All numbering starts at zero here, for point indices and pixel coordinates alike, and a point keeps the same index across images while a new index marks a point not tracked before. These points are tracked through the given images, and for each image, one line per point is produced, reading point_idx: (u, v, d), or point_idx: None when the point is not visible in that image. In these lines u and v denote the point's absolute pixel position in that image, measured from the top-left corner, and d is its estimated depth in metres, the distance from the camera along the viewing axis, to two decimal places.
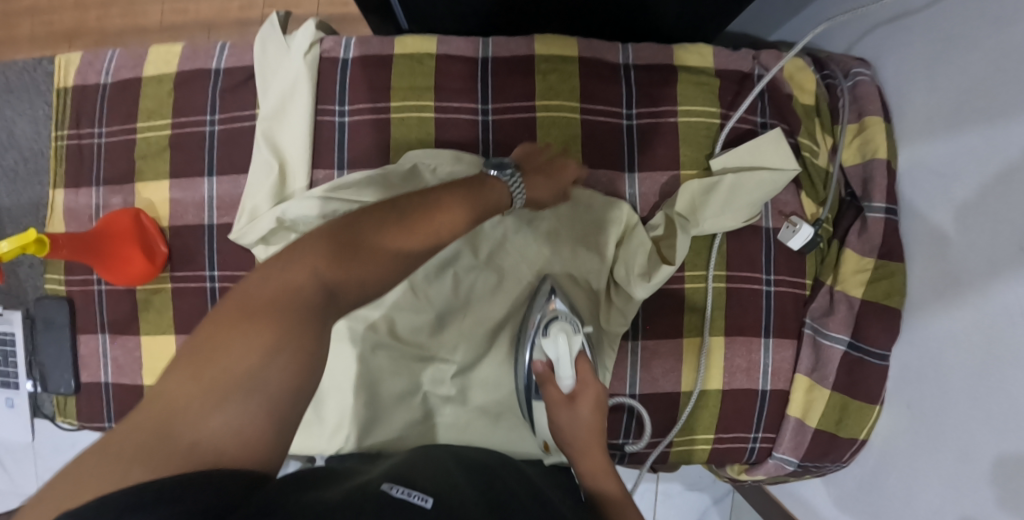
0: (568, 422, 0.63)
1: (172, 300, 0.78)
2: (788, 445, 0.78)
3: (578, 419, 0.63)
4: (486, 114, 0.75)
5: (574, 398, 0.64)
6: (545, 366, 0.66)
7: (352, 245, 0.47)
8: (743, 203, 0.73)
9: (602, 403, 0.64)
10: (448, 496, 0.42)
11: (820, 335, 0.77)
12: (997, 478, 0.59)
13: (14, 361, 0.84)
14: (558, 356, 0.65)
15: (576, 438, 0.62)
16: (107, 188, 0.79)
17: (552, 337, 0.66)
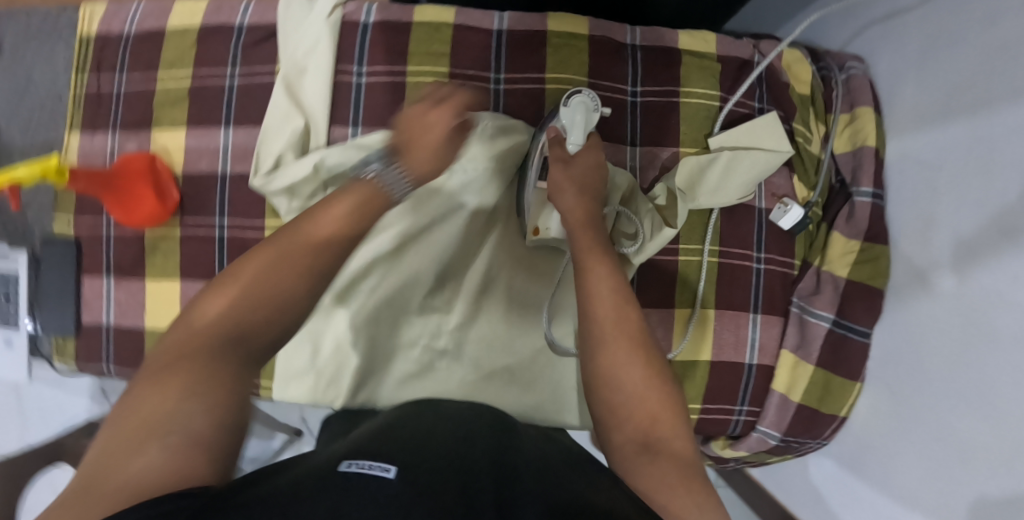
0: (560, 176, 0.66)
1: (179, 246, 0.80)
2: (771, 420, 0.81)
3: (572, 172, 0.67)
4: (498, 83, 0.78)
5: (574, 159, 0.68)
6: (555, 131, 0.71)
7: (251, 276, 0.48)
8: (739, 181, 0.76)
9: (601, 166, 0.68)
10: (415, 464, 0.40)
11: (806, 313, 0.80)
12: (976, 450, 0.62)
13: (15, 300, 0.84)
14: (573, 122, 0.70)
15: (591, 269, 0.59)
16: (124, 134, 0.81)
17: (572, 108, 0.71)
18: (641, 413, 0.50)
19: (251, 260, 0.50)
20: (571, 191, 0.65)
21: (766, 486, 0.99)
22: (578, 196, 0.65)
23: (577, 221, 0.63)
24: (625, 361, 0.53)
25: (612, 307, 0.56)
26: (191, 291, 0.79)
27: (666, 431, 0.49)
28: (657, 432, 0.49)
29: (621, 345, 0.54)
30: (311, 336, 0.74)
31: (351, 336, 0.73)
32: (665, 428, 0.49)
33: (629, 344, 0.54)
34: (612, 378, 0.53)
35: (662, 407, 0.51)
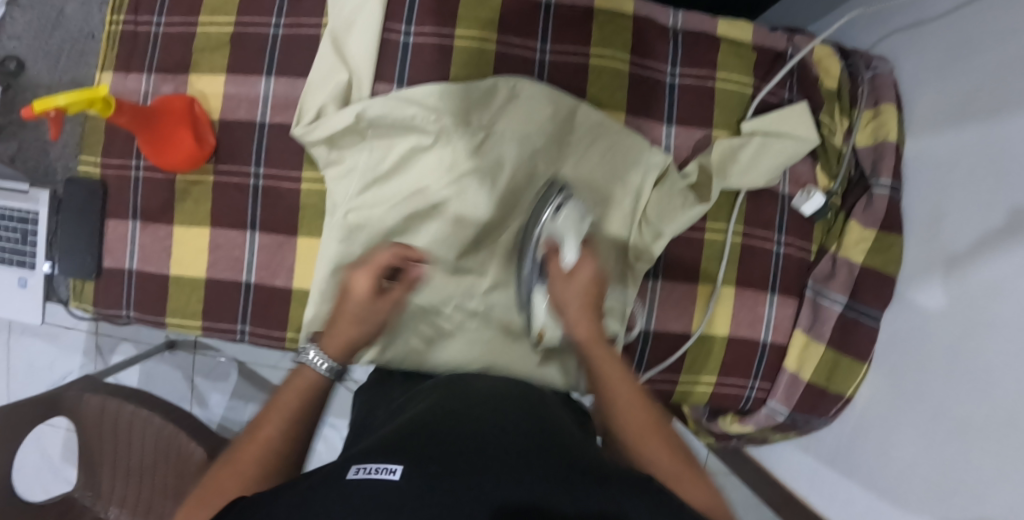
0: (562, 292, 0.62)
1: (211, 193, 0.79)
2: (781, 396, 0.85)
3: (574, 290, 0.62)
4: (544, 53, 0.80)
5: (572, 273, 0.63)
6: (551, 246, 0.66)
7: (217, 473, 0.52)
8: (767, 165, 0.80)
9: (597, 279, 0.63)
10: (431, 455, 0.42)
11: (820, 297, 0.84)
12: (972, 430, 0.67)
13: (33, 240, 0.82)
14: (564, 232, 0.66)
15: (597, 357, 0.59)
16: (160, 77, 0.80)
17: (561, 222, 0.67)
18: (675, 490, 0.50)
19: (233, 459, 0.53)
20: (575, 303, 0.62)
21: (769, 468, 1.03)
22: (583, 306, 0.61)
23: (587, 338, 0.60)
24: (631, 403, 0.55)
25: (619, 377, 0.58)
26: (221, 238, 0.79)
27: (704, 508, 0.49)
28: (692, 506, 0.49)
29: (639, 408, 0.55)
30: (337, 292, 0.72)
31: None
32: (698, 499, 0.50)
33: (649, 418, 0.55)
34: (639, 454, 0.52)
35: (696, 488, 0.50)
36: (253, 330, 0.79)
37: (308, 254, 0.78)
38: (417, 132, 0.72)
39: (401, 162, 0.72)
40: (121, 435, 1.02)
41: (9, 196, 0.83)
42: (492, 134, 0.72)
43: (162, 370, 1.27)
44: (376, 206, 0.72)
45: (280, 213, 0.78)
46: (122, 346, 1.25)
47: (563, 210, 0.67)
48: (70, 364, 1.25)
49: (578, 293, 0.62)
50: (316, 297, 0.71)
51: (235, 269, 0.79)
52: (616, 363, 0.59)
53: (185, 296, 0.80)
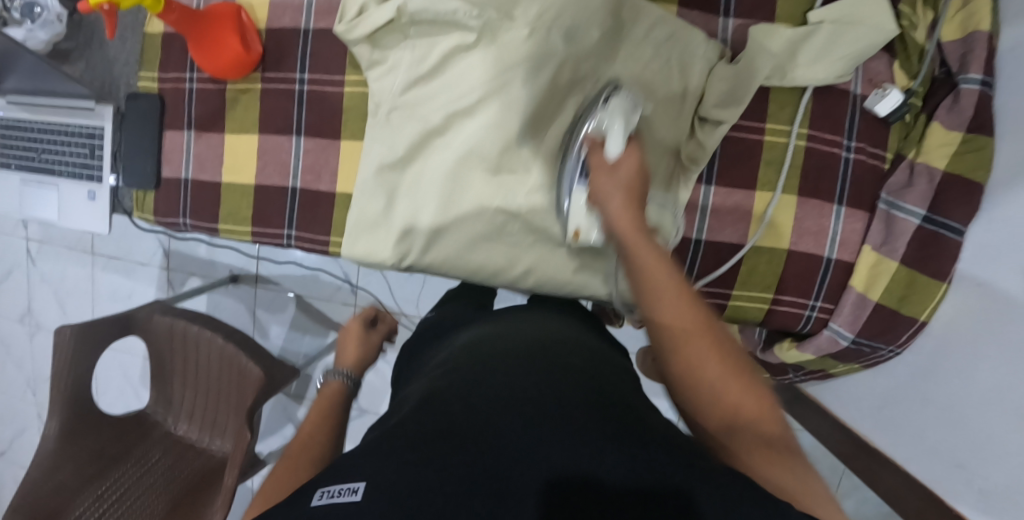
0: (606, 185, 0.63)
1: (259, 101, 0.81)
2: (845, 318, 0.78)
3: (619, 180, 0.63)
4: (727, 13, 0.75)
5: (616, 163, 0.64)
6: (593, 139, 0.66)
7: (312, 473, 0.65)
8: (836, 55, 0.71)
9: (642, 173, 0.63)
10: (413, 447, 0.44)
11: (894, 209, 0.75)
12: None
13: (100, 154, 0.86)
14: (612, 125, 0.66)
15: (614, 214, 0.62)
16: None
17: (610, 113, 0.67)
18: (721, 404, 0.50)
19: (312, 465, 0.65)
20: (620, 199, 0.62)
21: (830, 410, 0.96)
22: (625, 204, 0.62)
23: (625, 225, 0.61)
24: (703, 355, 0.51)
25: (662, 266, 0.57)
26: (268, 144, 0.81)
27: (752, 417, 0.49)
28: (740, 417, 0.49)
29: (712, 355, 0.51)
30: (386, 189, 0.77)
31: (435, 195, 0.75)
32: (750, 410, 0.49)
33: (713, 348, 0.52)
34: (695, 379, 0.51)
35: (742, 389, 0.50)
36: (299, 235, 0.81)
37: (354, 158, 0.79)
38: (458, 29, 0.71)
39: (442, 63, 0.73)
40: (188, 351, 1.08)
41: (79, 114, 0.87)
42: (540, 21, 0.69)
43: (227, 302, 1.34)
44: (422, 103, 0.74)
45: (323, 115, 0.79)
46: (190, 280, 1.33)
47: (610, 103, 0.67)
48: (147, 296, 1.35)
49: (619, 186, 0.63)
50: (363, 194, 0.77)
51: (282, 174, 0.81)
52: (664, 266, 0.57)
53: (237, 202, 0.82)
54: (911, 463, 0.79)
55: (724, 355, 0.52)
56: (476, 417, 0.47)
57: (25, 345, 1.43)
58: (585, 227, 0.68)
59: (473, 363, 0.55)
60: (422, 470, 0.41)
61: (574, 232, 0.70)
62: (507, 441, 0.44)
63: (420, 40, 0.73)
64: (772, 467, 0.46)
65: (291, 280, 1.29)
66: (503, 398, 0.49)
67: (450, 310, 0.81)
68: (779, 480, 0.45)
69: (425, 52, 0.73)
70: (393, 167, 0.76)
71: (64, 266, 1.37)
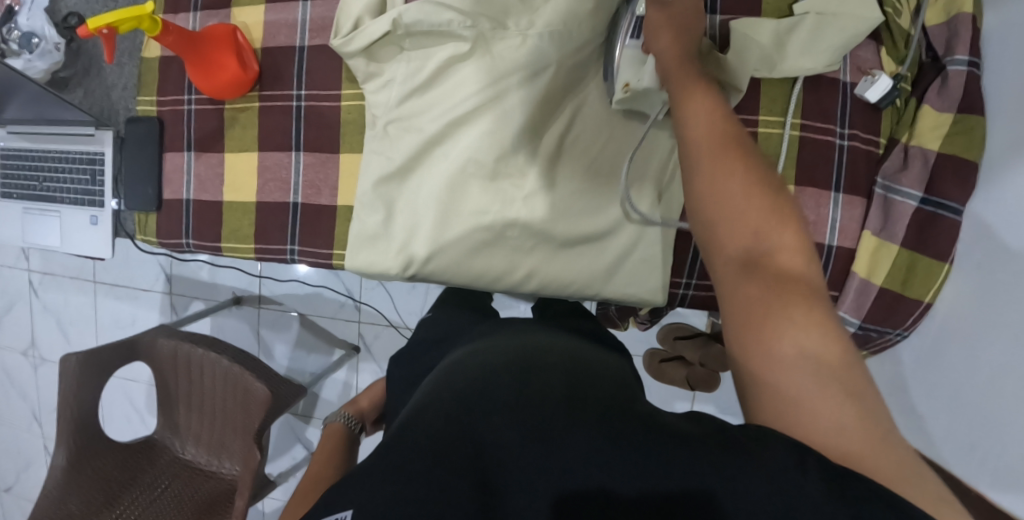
0: (658, 19, 0.61)
1: (258, 119, 0.82)
2: (849, 305, 0.78)
3: (665, 28, 0.60)
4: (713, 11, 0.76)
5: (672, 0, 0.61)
6: None
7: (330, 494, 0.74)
8: (825, 45, 0.72)
9: (687, 29, 0.61)
10: (405, 466, 0.43)
11: (891, 193, 0.76)
12: None
13: (101, 179, 0.87)
14: None
15: (665, 54, 0.59)
16: (204, 13, 0.83)
17: None
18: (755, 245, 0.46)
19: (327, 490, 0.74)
20: (670, 33, 0.60)
21: None
22: (673, 40, 0.59)
23: (674, 61, 0.58)
24: (729, 170, 0.48)
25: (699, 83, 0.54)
26: (268, 161, 0.81)
27: (777, 247, 0.46)
28: (767, 244, 0.46)
29: (735, 174, 0.48)
30: (386, 202, 0.77)
31: (434, 206, 0.75)
32: (777, 239, 0.46)
33: (742, 165, 0.48)
34: (719, 197, 0.48)
35: (769, 210, 0.46)
36: (302, 249, 0.81)
37: (353, 171, 0.79)
38: (452, 39, 0.73)
39: (436, 76, 0.75)
40: (193, 374, 1.07)
41: (79, 140, 0.88)
42: (533, 25, 0.72)
43: (231, 324, 1.34)
44: (416, 113, 0.76)
45: (322, 130, 0.80)
46: (193, 304, 1.33)
47: None
48: (151, 322, 1.35)
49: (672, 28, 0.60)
50: (364, 206, 0.77)
51: (282, 190, 0.81)
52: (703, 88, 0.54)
53: (238, 220, 0.83)
54: (942, 448, 0.78)
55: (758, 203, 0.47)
56: (473, 419, 0.46)
57: (31, 376, 1.42)
58: (636, 78, 0.67)
59: (471, 366, 0.55)
60: (423, 480, 0.42)
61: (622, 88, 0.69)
62: (507, 446, 0.44)
63: (416, 51, 0.75)
64: (790, 312, 0.43)
65: (294, 298, 1.29)
66: (502, 397, 0.48)
67: (445, 326, 0.80)
68: (793, 332, 0.42)
69: (422, 63, 0.75)
70: (393, 178, 0.77)
71: (68, 295, 1.37)
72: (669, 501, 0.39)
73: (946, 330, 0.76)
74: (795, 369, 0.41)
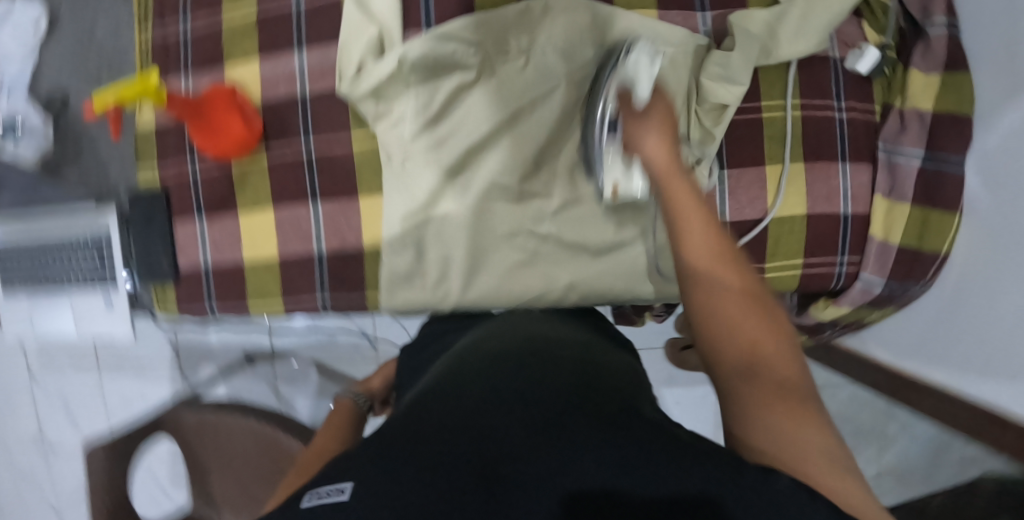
0: (637, 126, 0.63)
1: (267, 174, 0.80)
2: (873, 266, 0.81)
3: (645, 120, 0.63)
4: (704, 7, 0.78)
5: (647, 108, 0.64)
6: (623, 90, 0.67)
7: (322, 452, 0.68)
8: (815, 27, 0.75)
9: (670, 116, 0.63)
10: (401, 454, 0.41)
11: (895, 156, 0.79)
12: None
13: (111, 260, 0.85)
14: (638, 74, 0.67)
15: (648, 117, 0.63)
16: (196, 75, 0.82)
17: (631, 64, 0.68)
18: (753, 342, 0.45)
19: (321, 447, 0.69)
20: (652, 135, 0.61)
21: (875, 353, 0.99)
22: (659, 139, 0.61)
23: (663, 163, 0.59)
24: (724, 294, 0.48)
25: (688, 191, 0.56)
26: (285, 216, 0.80)
27: (771, 352, 0.45)
28: (762, 349, 0.45)
29: (732, 294, 0.48)
30: (415, 240, 0.77)
31: (462, 235, 0.76)
32: (770, 345, 0.45)
33: (738, 288, 0.49)
34: (714, 315, 0.48)
35: (762, 325, 0.46)
36: (333, 297, 0.80)
37: (375, 213, 0.79)
38: (457, 70, 0.74)
39: (446, 107, 0.75)
40: (223, 443, 1.04)
41: (79, 223, 0.85)
42: (534, 48, 0.75)
43: (245, 382, 1.30)
44: (427, 149, 0.75)
45: (337, 178, 0.79)
46: (203, 366, 1.30)
47: (634, 54, 0.68)
48: (161, 395, 1.30)
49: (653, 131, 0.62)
50: (392, 248, 0.77)
51: (304, 243, 0.80)
52: (691, 194, 0.56)
53: (263, 280, 0.81)
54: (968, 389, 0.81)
55: (758, 317, 0.47)
56: (478, 418, 0.44)
57: (42, 471, 1.36)
58: (624, 176, 0.70)
59: (481, 366, 0.52)
60: (415, 471, 0.39)
61: (612, 187, 0.71)
62: (508, 447, 0.41)
63: (422, 85, 0.74)
64: (787, 409, 0.41)
65: (309, 347, 1.27)
66: (512, 402, 0.46)
67: (441, 326, 0.74)
68: (788, 425, 0.41)
69: (429, 96, 0.74)
70: (418, 214, 0.77)
71: (68, 380, 1.32)
72: (675, 505, 0.36)
73: (965, 273, 0.80)
74: (793, 444, 0.40)
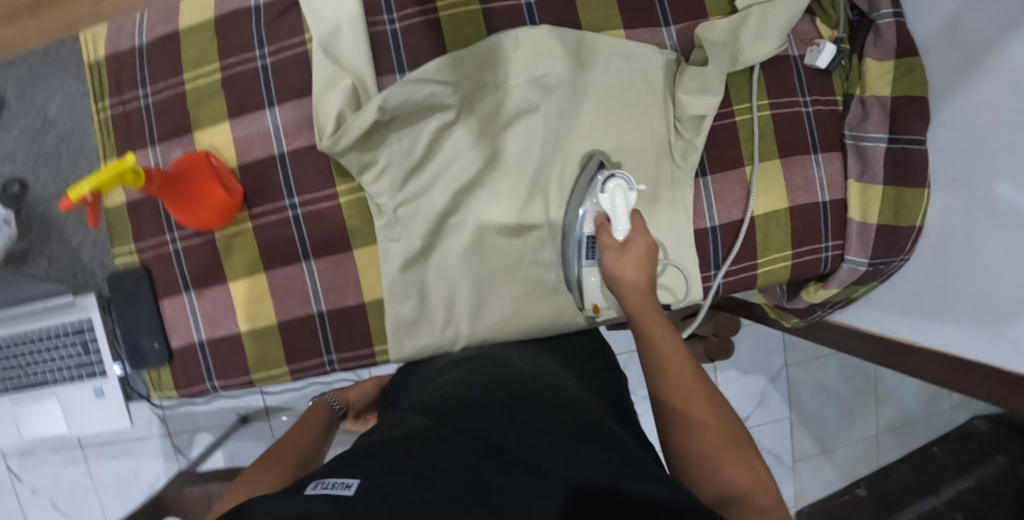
0: (615, 262, 0.66)
1: (255, 240, 0.78)
2: (857, 247, 0.84)
3: (629, 261, 0.66)
4: (668, 22, 0.80)
5: (625, 244, 0.67)
6: (600, 220, 0.70)
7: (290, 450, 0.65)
8: (774, 29, 0.78)
9: (650, 254, 0.66)
10: (411, 450, 0.43)
11: (862, 141, 0.83)
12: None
13: (96, 348, 0.81)
14: (617, 209, 0.68)
15: (625, 278, 0.65)
16: (165, 145, 0.80)
17: (609, 194, 0.69)
18: (731, 488, 0.49)
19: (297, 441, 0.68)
20: (631, 275, 0.65)
21: (856, 325, 1.01)
22: (637, 278, 0.65)
23: (639, 301, 0.64)
24: (707, 422, 0.53)
25: (664, 329, 0.61)
26: (279, 279, 0.78)
27: (749, 493, 0.49)
28: (740, 491, 0.49)
29: (711, 424, 0.53)
30: (418, 286, 0.77)
31: (464, 274, 0.76)
32: (746, 485, 0.49)
33: (711, 411, 0.54)
34: (695, 451, 0.52)
35: (741, 470, 0.50)
36: (340, 355, 0.79)
37: (373, 264, 0.78)
38: (438, 111, 0.74)
39: (432, 149, 0.74)
40: None
41: (57, 314, 0.81)
42: (511, 84, 0.75)
43: (244, 446, 1.25)
44: (418, 193, 0.75)
45: (328, 233, 0.77)
46: (198, 437, 1.23)
47: (613, 182, 0.69)
48: (155, 472, 1.24)
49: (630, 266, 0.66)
50: (395, 297, 0.76)
51: (303, 303, 0.78)
52: (670, 332, 0.61)
53: (264, 347, 0.79)
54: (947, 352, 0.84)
55: (742, 457, 0.51)
56: (481, 424, 0.48)
57: None
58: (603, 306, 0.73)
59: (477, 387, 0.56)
60: (422, 459, 0.42)
61: (592, 309, 0.74)
62: (507, 445, 0.45)
63: (404, 131, 0.74)
64: None
65: (305, 399, 1.23)
66: (512, 415, 0.49)
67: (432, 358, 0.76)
68: None
69: (413, 140, 0.74)
70: (417, 259, 0.76)
71: (54, 471, 1.25)
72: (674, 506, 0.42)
73: (938, 247, 0.82)
74: None
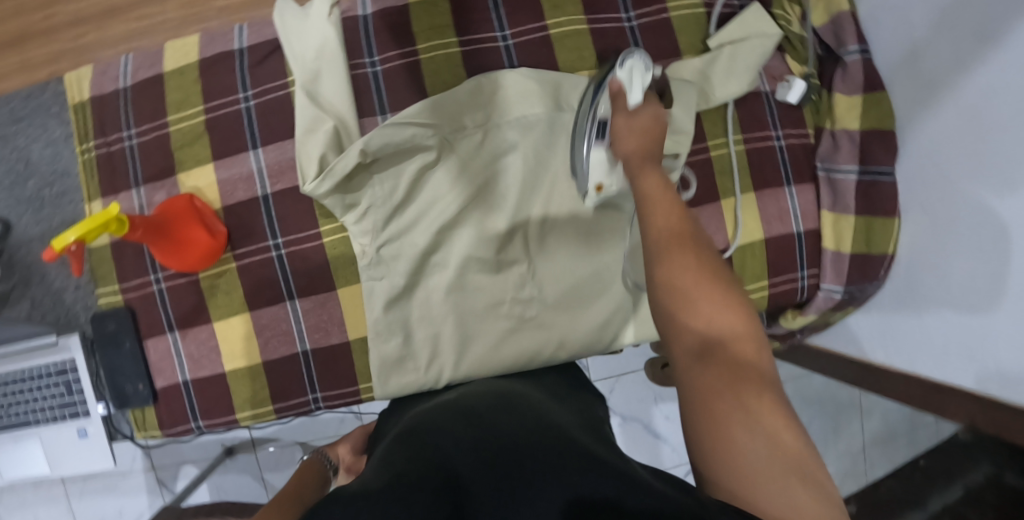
0: (625, 124, 0.62)
1: (240, 281, 0.79)
2: (831, 276, 0.87)
3: (636, 122, 0.62)
4: None
5: (637, 110, 0.63)
6: (617, 85, 0.66)
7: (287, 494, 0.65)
8: (744, 68, 0.81)
9: (660, 119, 0.62)
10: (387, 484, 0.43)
11: (833, 173, 0.86)
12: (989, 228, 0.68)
13: (79, 388, 0.81)
14: (632, 80, 0.67)
15: (630, 128, 0.62)
16: (148, 187, 0.80)
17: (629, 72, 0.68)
18: (708, 335, 0.47)
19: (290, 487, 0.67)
20: (635, 136, 0.61)
21: (834, 347, 1.02)
22: (639, 142, 0.60)
23: (637, 155, 0.59)
24: (690, 261, 0.49)
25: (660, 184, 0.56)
26: (264, 319, 0.79)
27: (731, 338, 0.47)
28: (720, 334, 0.47)
29: (694, 264, 0.49)
30: (402, 324, 0.77)
31: (443, 312, 0.77)
32: (729, 329, 0.47)
33: (706, 265, 0.50)
34: (675, 284, 0.49)
35: (726, 310, 0.48)
36: (325, 394, 0.79)
37: (357, 302, 0.79)
38: (417, 151, 0.75)
39: (413, 185, 0.76)
40: None
41: (39, 355, 0.81)
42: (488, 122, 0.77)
43: (230, 478, 1.24)
44: (398, 233, 0.76)
45: (312, 274, 0.78)
46: (184, 470, 1.23)
47: (631, 62, 0.68)
48: (139, 506, 1.23)
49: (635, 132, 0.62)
50: (380, 336, 0.77)
51: (287, 342, 0.79)
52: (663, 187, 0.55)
53: (249, 387, 0.79)
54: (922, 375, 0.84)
55: (728, 303, 0.48)
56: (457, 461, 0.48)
57: None
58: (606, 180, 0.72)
59: (456, 419, 0.56)
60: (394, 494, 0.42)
61: (597, 188, 0.72)
62: (477, 486, 0.45)
63: (383, 171, 0.76)
64: (744, 397, 0.43)
65: (291, 429, 1.22)
66: (489, 445, 0.49)
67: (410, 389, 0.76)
68: (743, 436, 0.42)
69: (393, 179, 0.75)
70: (398, 298, 0.77)
71: (35, 509, 1.23)
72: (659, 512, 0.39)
73: (914, 247, 0.81)
74: (745, 452, 0.41)
